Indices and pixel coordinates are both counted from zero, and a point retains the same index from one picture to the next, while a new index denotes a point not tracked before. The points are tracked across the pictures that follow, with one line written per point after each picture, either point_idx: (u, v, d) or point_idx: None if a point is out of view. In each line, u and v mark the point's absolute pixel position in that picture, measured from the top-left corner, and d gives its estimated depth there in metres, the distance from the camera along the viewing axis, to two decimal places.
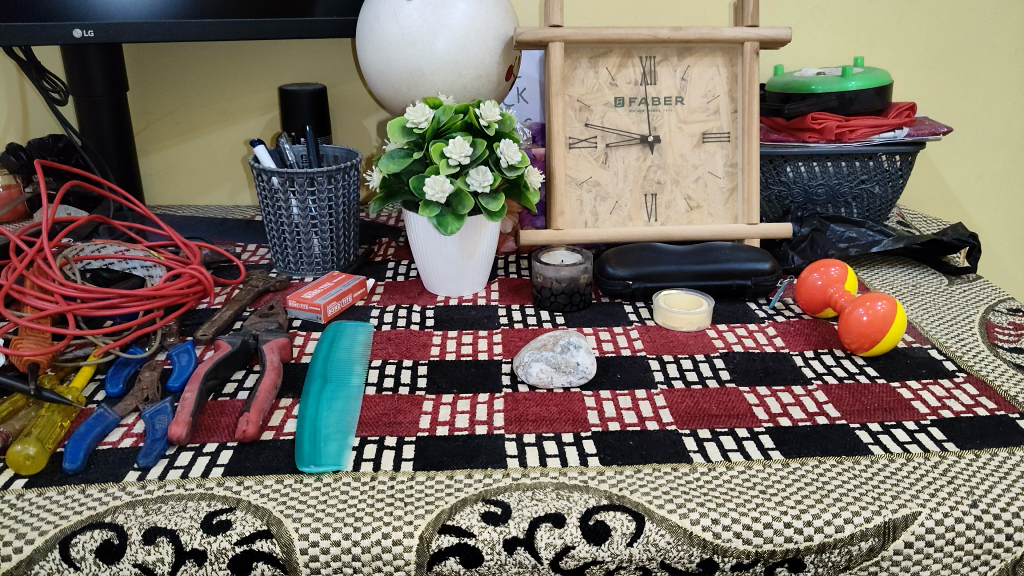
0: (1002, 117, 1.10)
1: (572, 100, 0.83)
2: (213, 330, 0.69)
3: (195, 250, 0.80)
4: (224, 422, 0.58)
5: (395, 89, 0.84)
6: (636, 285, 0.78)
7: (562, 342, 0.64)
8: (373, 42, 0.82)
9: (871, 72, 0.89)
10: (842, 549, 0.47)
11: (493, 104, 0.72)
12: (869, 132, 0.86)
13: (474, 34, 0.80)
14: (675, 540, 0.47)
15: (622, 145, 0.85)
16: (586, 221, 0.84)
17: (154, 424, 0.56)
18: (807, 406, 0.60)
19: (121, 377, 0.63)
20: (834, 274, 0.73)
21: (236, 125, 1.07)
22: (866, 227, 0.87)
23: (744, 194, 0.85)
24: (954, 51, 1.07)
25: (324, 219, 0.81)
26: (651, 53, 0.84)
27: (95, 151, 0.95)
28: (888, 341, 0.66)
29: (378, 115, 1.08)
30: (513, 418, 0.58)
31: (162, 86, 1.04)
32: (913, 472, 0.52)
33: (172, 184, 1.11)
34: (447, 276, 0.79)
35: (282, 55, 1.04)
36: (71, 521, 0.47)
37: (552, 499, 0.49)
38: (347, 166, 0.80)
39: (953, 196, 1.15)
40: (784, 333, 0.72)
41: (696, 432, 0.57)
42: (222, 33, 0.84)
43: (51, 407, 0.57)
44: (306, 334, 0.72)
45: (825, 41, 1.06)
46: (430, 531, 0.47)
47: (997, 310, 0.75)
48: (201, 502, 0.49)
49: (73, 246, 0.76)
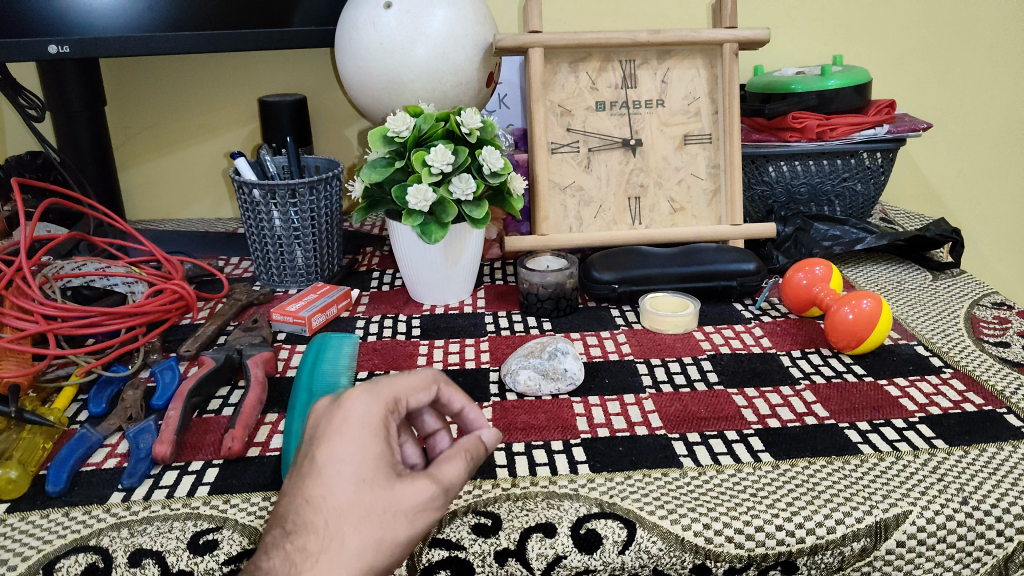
0: (981, 111, 1.11)
1: (553, 105, 0.83)
2: (196, 346, 0.69)
3: (177, 265, 0.80)
4: (209, 439, 0.57)
5: (376, 98, 0.83)
6: (623, 289, 0.78)
7: (548, 350, 0.64)
8: (352, 52, 0.81)
9: (851, 71, 0.90)
10: (834, 550, 0.47)
11: (474, 112, 0.71)
12: (850, 130, 0.86)
13: (454, 41, 0.80)
14: (667, 546, 0.46)
15: (604, 149, 0.84)
16: (571, 226, 0.84)
17: (137, 443, 0.55)
18: (796, 406, 0.60)
19: (104, 397, 0.62)
20: (820, 273, 0.73)
21: (217, 137, 1.07)
22: (850, 225, 0.88)
23: (727, 195, 0.85)
24: (932, 48, 1.07)
25: (307, 230, 0.80)
26: (631, 56, 0.84)
27: (74, 168, 0.93)
28: (874, 338, 0.66)
29: (360, 124, 1.08)
30: (502, 426, 0.58)
31: (141, 100, 1.03)
32: (901, 471, 0.52)
33: (153, 198, 1.10)
34: (432, 285, 0.78)
35: (262, 66, 1.04)
36: (55, 546, 0.47)
37: (542, 509, 0.49)
38: (329, 177, 0.79)
39: (934, 192, 1.15)
40: (771, 333, 0.72)
41: (685, 436, 0.56)
42: (202, 45, 0.83)
43: (33, 429, 0.56)
44: (291, 347, 0.71)
45: (804, 41, 1.07)
46: (420, 545, 0.46)
47: (981, 305, 0.76)
48: (187, 522, 0.48)
49: (53, 264, 0.75)
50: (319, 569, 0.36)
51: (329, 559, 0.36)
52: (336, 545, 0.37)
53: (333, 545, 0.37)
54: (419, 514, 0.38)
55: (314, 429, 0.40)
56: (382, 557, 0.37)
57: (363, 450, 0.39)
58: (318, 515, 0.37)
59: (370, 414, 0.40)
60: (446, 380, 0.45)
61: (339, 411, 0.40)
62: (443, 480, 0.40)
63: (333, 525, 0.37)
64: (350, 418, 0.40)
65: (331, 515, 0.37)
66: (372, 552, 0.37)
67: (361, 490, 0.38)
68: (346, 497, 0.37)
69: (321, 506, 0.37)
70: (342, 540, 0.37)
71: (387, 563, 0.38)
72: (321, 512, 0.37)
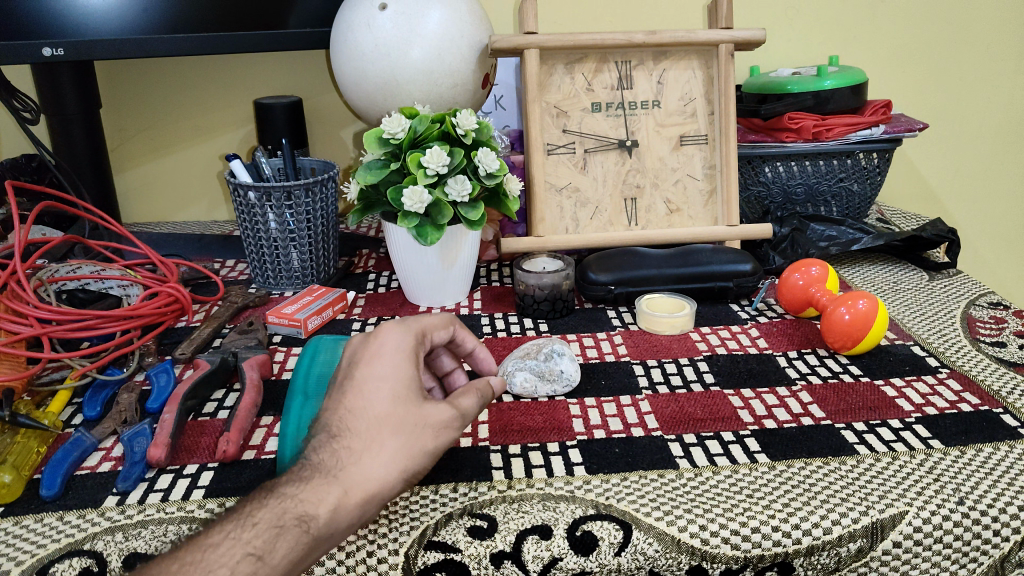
0: (977, 111, 1.11)
1: (549, 106, 0.83)
2: (191, 349, 0.68)
3: (172, 268, 0.79)
4: (205, 442, 0.57)
5: (372, 100, 0.83)
6: (619, 290, 0.77)
7: (545, 351, 0.64)
8: (347, 53, 0.81)
9: (847, 71, 0.90)
10: (831, 551, 0.47)
11: (469, 113, 0.72)
12: (845, 130, 0.86)
13: (449, 43, 0.80)
14: (663, 548, 0.46)
15: (600, 150, 0.84)
16: (567, 227, 0.84)
17: (132, 447, 0.55)
18: (792, 407, 0.60)
19: (99, 400, 0.62)
20: (815, 274, 0.72)
21: (213, 140, 1.07)
22: (846, 225, 0.88)
23: (723, 195, 0.85)
24: (928, 48, 1.07)
25: (303, 232, 0.80)
26: (627, 57, 0.84)
27: (69, 171, 0.93)
28: (871, 339, 0.65)
29: (355, 126, 1.08)
30: (498, 428, 0.58)
31: (136, 102, 1.03)
32: (898, 471, 0.52)
33: (149, 200, 1.09)
34: (428, 287, 0.78)
35: (257, 68, 1.03)
36: (48, 550, 0.46)
37: (538, 511, 0.49)
38: (324, 179, 0.79)
39: (931, 192, 1.15)
40: (767, 334, 0.72)
41: (682, 437, 0.56)
42: (196, 47, 0.83)
43: (27, 433, 0.56)
44: (286, 350, 0.71)
45: (800, 41, 1.07)
46: (415, 549, 0.46)
47: (977, 305, 0.76)
48: (182, 526, 0.48)
49: (48, 267, 0.75)
50: (362, 463, 0.43)
51: (369, 455, 0.43)
52: (376, 446, 0.44)
53: (372, 445, 0.44)
54: (444, 429, 0.45)
55: (354, 356, 0.49)
56: (413, 463, 0.44)
57: (399, 370, 0.47)
58: (360, 421, 0.44)
59: (404, 342, 0.48)
60: (460, 326, 0.54)
61: (376, 342, 0.48)
62: (462, 408, 0.47)
63: (373, 428, 0.44)
64: (386, 345, 0.48)
65: (371, 423, 0.44)
66: (406, 457, 0.44)
67: (397, 402, 0.45)
68: (385, 406, 0.45)
69: (363, 414, 0.45)
70: (380, 442, 0.44)
71: (416, 468, 0.44)
72: (362, 419, 0.44)
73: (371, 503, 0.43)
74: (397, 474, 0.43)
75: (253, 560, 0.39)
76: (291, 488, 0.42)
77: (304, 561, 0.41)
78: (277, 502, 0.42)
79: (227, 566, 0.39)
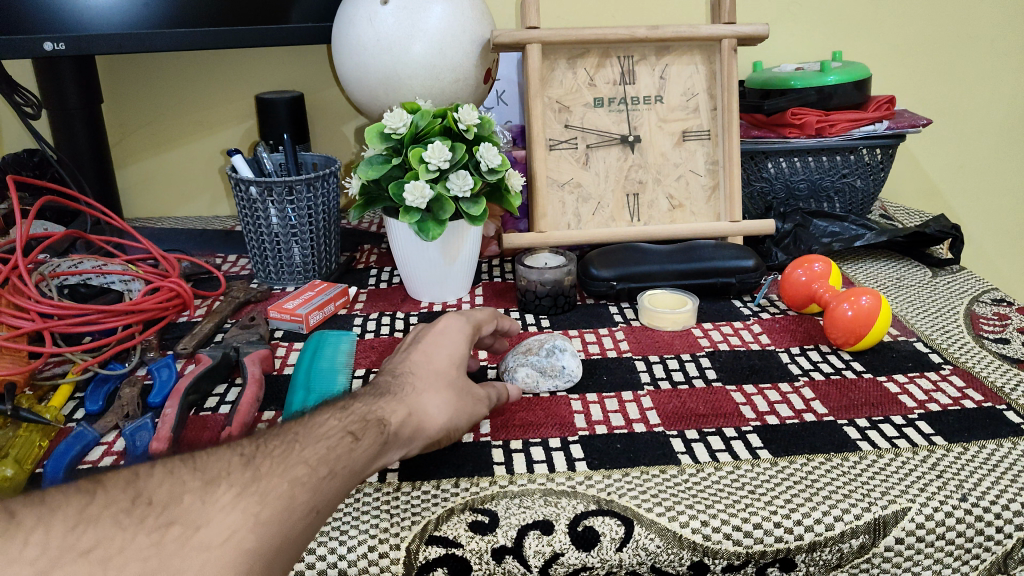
0: (981, 106, 1.11)
1: (551, 101, 0.83)
2: (193, 343, 0.68)
3: (175, 263, 0.79)
4: (207, 436, 0.57)
5: (373, 95, 0.83)
6: (621, 285, 0.77)
7: (546, 346, 0.64)
8: (349, 48, 0.81)
9: (850, 66, 0.89)
10: (833, 547, 0.47)
11: (471, 108, 0.71)
12: (849, 126, 0.86)
13: (451, 37, 0.80)
14: (665, 543, 0.46)
15: (602, 145, 0.84)
16: (569, 223, 0.84)
17: (134, 442, 0.55)
18: (794, 403, 0.60)
19: (101, 394, 0.62)
20: (818, 269, 0.72)
21: (215, 135, 1.06)
22: (849, 221, 0.87)
23: (726, 192, 0.84)
24: (932, 43, 1.07)
25: (305, 226, 0.80)
26: (629, 52, 0.84)
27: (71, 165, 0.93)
28: (874, 334, 0.65)
29: (357, 121, 1.08)
30: (500, 424, 0.58)
31: (137, 97, 1.03)
32: (900, 467, 0.52)
33: (151, 195, 1.09)
34: (430, 282, 0.78)
35: (258, 63, 1.03)
36: None
37: (540, 506, 0.49)
38: (326, 173, 0.79)
39: (935, 188, 1.15)
40: (769, 330, 0.72)
41: (683, 433, 0.56)
42: (198, 42, 0.83)
43: (29, 427, 0.56)
44: (288, 345, 0.71)
45: (803, 37, 1.06)
46: (417, 543, 0.46)
47: (981, 301, 0.75)
48: None
49: (50, 261, 0.74)
50: (422, 399, 0.49)
51: (427, 396, 0.49)
52: (432, 392, 0.50)
53: (430, 390, 0.50)
54: (481, 402, 0.52)
55: (420, 332, 0.57)
56: (457, 418, 0.50)
57: (457, 344, 0.54)
58: (421, 369, 0.51)
59: (464, 327, 0.57)
60: (503, 319, 0.64)
61: (442, 321, 0.57)
62: (493, 393, 0.54)
63: (433, 377, 0.51)
64: (450, 326, 0.56)
65: (431, 374, 0.51)
66: (453, 409, 0.50)
67: (453, 365, 0.52)
68: (443, 365, 0.52)
69: (425, 366, 0.52)
70: (437, 390, 0.50)
71: (459, 422, 0.50)
72: (424, 369, 0.51)
73: (420, 434, 0.48)
74: (445, 420, 0.49)
75: (352, 440, 0.43)
76: (371, 398, 0.48)
77: (375, 463, 0.45)
78: (362, 406, 0.47)
79: (332, 438, 0.43)
